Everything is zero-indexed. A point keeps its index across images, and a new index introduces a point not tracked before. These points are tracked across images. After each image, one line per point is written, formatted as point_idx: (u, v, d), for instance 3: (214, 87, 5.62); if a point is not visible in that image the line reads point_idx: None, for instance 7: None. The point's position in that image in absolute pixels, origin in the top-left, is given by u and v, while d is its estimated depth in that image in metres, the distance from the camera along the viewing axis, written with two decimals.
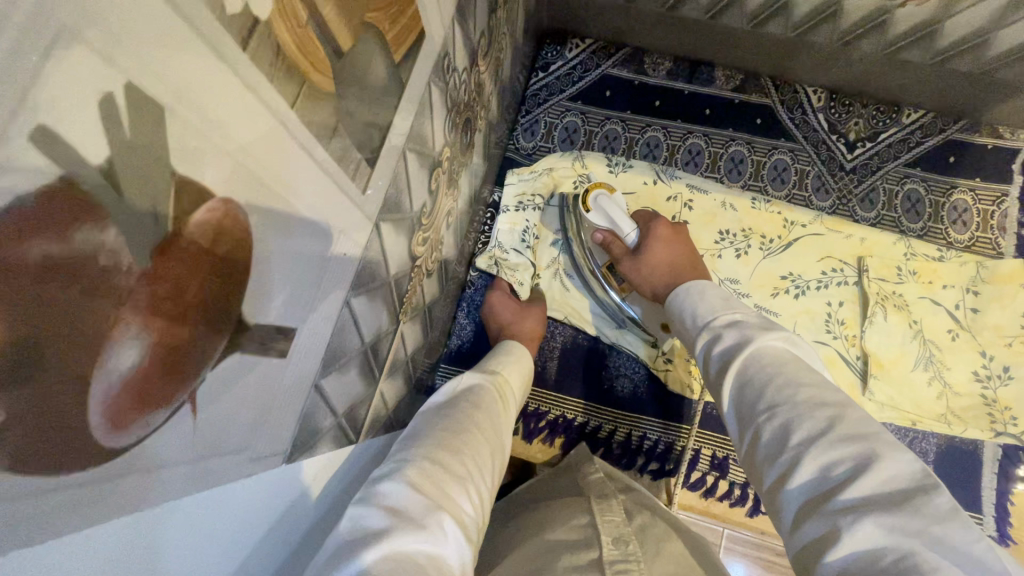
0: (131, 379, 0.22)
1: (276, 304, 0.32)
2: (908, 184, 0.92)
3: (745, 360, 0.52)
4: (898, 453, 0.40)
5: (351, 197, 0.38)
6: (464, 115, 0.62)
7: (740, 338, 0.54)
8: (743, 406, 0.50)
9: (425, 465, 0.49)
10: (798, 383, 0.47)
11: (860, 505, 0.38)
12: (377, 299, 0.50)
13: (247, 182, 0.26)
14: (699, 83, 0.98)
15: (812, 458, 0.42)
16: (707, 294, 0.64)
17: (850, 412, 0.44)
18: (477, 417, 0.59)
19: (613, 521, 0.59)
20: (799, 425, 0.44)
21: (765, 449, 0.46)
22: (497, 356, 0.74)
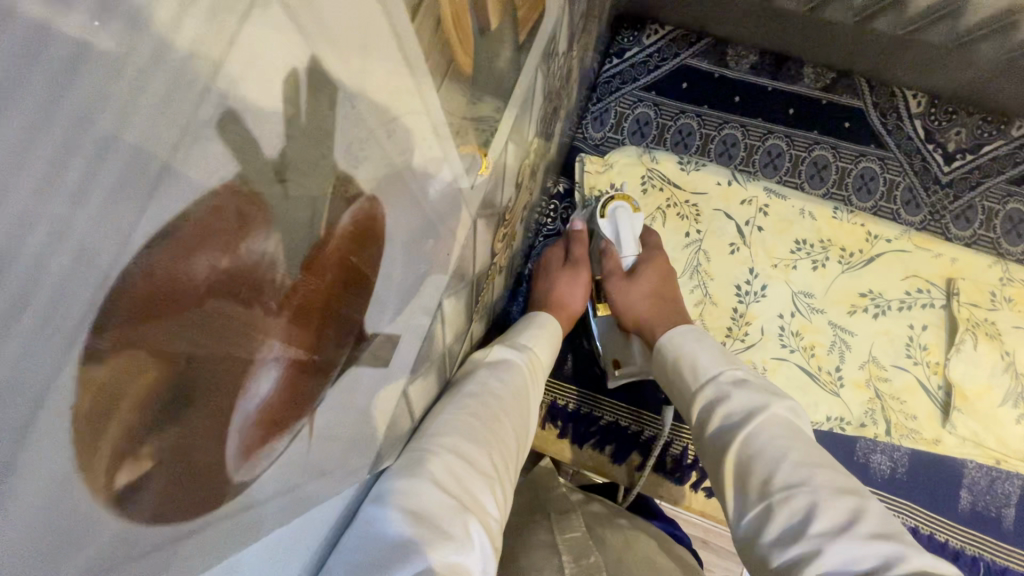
0: (271, 402, 0.19)
1: (389, 309, 0.29)
2: (1011, 202, 0.84)
3: (751, 431, 0.50)
4: (920, 553, 0.40)
5: (462, 191, 0.34)
6: (553, 104, 0.58)
7: (751, 402, 0.53)
8: (747, 482, 0.48)
9: (450, 459, 0.45)
10: (812, 462, 0.47)
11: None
12: (461, 297, 0.46)
13: (391, 174, 0.23)
14: (784, 80, 0.91)
15: (836, 552, 0.40)
16: (706, 339, 0.62)
17: (873, 508, 0.43)
18: (506, 407, 0.55)
19: (575, 539, 0.58)
20: (821, 513, 0.43)
21: (781, 533, 0.44)
22: (529, 329, 0.69)
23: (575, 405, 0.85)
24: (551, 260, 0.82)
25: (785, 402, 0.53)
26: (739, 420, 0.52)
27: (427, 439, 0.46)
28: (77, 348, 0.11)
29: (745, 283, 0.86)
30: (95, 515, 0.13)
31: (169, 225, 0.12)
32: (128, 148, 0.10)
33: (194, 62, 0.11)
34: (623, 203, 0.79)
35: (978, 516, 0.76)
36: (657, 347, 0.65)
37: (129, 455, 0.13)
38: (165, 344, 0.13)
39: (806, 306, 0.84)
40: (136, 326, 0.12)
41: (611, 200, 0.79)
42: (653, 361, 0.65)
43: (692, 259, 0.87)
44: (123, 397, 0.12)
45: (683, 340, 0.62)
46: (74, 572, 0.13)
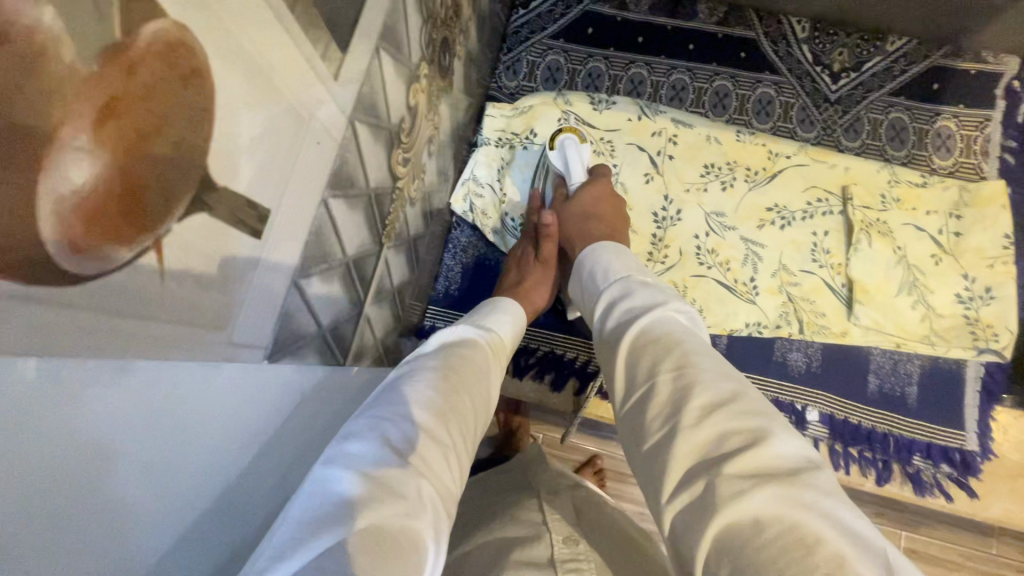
0: (85, 201, 0.22)
1: (247, 171, 0.31)
2: (893, 112, 0.91)
3: (647, 323, 0.50)
4: (790, 434, 0.40)
5: (322, 80, 0.37)
6: (441, 33, 0.61)
7: (653, 303, 0.52)
8: (637, 368, 0.47)
9: (406, 428, 0.44)
10: (696, 354, 0.46)
11: (753, 471, 0.37)
12: (357, 208, 0.49)
13: (200, 12, 0.25)
14: (682, 17, 0.97)
15: (710, 426, 0.40)
16: (620, 254, 0.61)
17: (749, 394, 0.43)
18: (468, 381, 0.54)
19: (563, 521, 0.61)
20: (699, 390, 0.42)
21: (659, 408, 0.43)
22: (488, 312, 0.68)
23: None
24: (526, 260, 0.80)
25: (688, 311, 0.52)
26: (638, 312, 0.52)
27: (382, 412, 0.46)
28: None
29: (661, 210, 0.91)
30: None
31: None
32: None
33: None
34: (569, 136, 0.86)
35: (885, 396, 0.83)
36: (579, 262, 0.65)
37: None
38: None
39: (719, 225, 0.90)
40: None
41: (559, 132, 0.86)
42: (571, 282, 0.65)
43: None
44: None
45: (599, 254, 0.63)
46: None
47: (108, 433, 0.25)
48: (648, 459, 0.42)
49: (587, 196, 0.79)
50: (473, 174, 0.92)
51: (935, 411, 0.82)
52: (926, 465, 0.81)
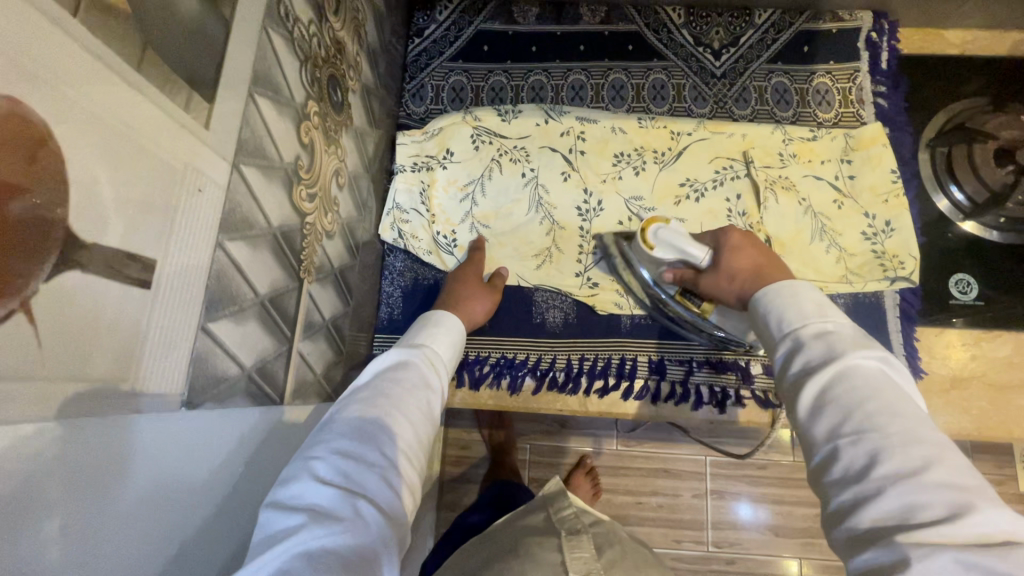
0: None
1: (117, 226, 0.33)
2: (774, 77, 0.99)
3: (832, 374, 0.51)
4: (991, 506, 0.41)
5: (188, 129, 0.39)
6: (325, 71, 0.63)
7: (830, 354, 0.53)
8: (816, 424, 0.50)
9: (337, 458, 0.49)
10: (891, 411, 0.47)
11: (940, 544, 0.39)
12: (262, 248, 0.50)
13: (33, 84, 0.27)
14: (568, 22, 1.02)
15: (898, 494, 0.42)
16: (800, 299, 0.59)
17: (945, 459, 0.44)
18: (398, 397, 0.57)
19: (581, 558, 0.66)
20: (887, 458, 0.44)
21: (842, 472, 0.46)
22: (419, 330, 0.71)
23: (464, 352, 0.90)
24: (468, 281, 0.86)
25: (875, 354, 0.52)
26: (816, 367, 0.52)
27: (314, 449, 0.50)
28: None
29: (583, 203, 0.94)
30: None
31: None
32: None
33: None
34: (659, 225, 0.79)
35: None
36: (752, 302, 0.65)
37: None
38: None
39: (639, 208, 0.94)
40: None
41: (648, 228, 0.79)
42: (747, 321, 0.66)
43: (534, 196, 0.95)
44: None
45: (772, 297, 0.61)
46: None
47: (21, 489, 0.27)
48: (828, 518, 0.46)
49: (726, 261, 0.73)
50: (397, 202, 0.94)
51: (865, 344, 0.87)
52: None
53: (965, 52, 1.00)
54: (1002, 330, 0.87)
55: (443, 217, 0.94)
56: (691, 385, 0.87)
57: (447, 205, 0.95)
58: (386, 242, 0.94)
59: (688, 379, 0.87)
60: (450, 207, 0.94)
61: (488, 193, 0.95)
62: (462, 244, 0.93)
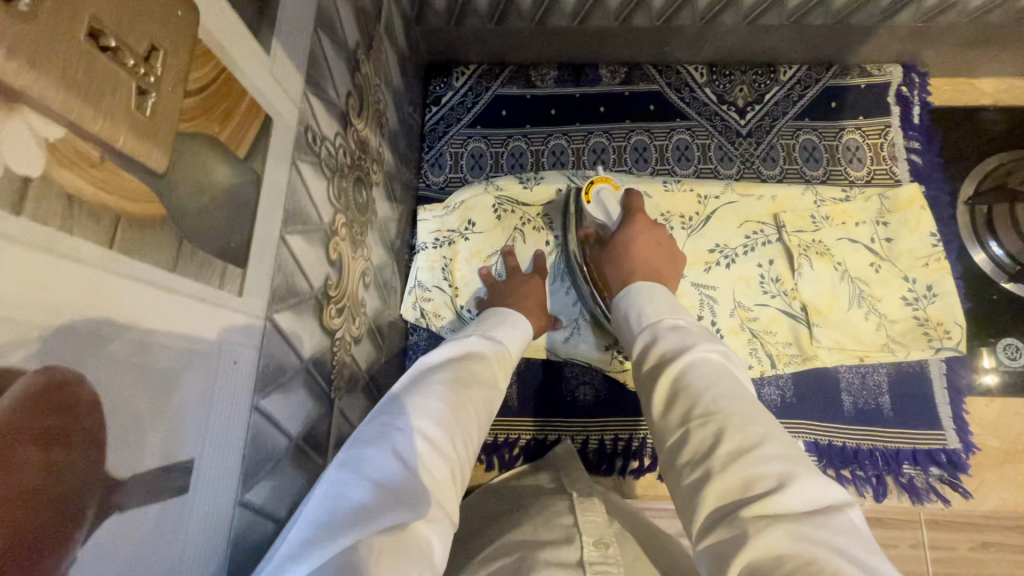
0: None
1: (154, 446, 0.30)
2: (802, 135, 0.96)
3: (685, 364, 0.52)
4: (812, 475, 0.42)
5: (223, 305, 0.36)
6: (352, 175, 0.61)
7: (682, 346, 0.54)
8: (670, 413, 0.50)
9: (415, 437, 0.47)
10: (730, 395, 0.48)
11: (774, 515, 0.39)
12: (294, 388, 0.48)
13: (69, 343, 0.24)
14: (587, 84, 1.00)
15: (737, 468, 0.42)
16: (656, 299, 0.62)
17: (773, 434, 0.45)
18: (471, 392, 0.55)
19: (595, 520, 0.55)
20: (729, 434, 0.45)
21: (691, 454, 0.46)
22: (492, 320, 0.69)
23: (493, 435, 0.87)
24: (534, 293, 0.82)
25: (716, 346, 0.54)
26: (668, 361, 0.54)
27: (391, 419, 0.48)
28: None
29: None
30: None
31: None
32: None
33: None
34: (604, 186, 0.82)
35: (861, 412, 0.85)
36: (613, 305, 0.67)
37: None
38: None
39: None
40: None
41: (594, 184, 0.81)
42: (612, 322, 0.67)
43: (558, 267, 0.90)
44: None
45: (632, 297, 0.64)
46: None
47: None
48: (684, 500, 0.45)
49: (627, 233, 0.74)
50: (419, 279, 0.92)
51: (911, 417, 0.84)
52: (916, 472, 0.82)
53: (998, 102, 0.97)
54: None
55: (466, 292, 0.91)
56: None
57: (470, 278, 0.92)
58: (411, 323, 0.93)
59: None
60: (473, 280, 0.92)
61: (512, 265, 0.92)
62: None
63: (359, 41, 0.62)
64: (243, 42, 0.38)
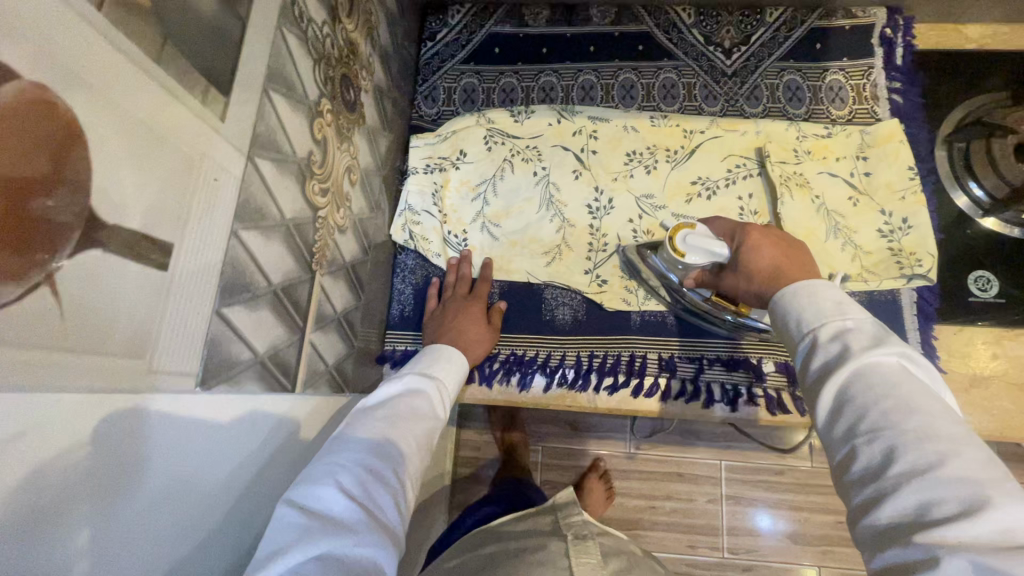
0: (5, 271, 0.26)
1: (136, 210, 0.34)
2: (785, 75, 0.99)
3: (851, 377, 0.48)
4: (1013, 502, 0.39)
5: (204, 121, 0.40)
6: (339, 71, 0.65)
7: (845, 351, 0.49)
8: (836, 426, 0.48)
9: (355, 473, 0.52)
10: (909, 406, 0.45)
11: (957, 544, 0.37)
12: (275, 239, 0.52)
13: (61, 75, 0.28)
14: (578, 24, 1.03)
15: (914, 494, 0.41)
16: (819, 295, 0.55)
17: (964, 454, 0.42)
18: (408, 423, 0.61)
19: (588, 564, 0.68)
20: (903, 456, 0.43)
21: (863, 474, 0.44)
22: (428, 359, 0.74)
23: None
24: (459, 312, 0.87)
25: (893, 346, 0.48)
26: (834, 369, 0.49)
27: (333, 460, 0.53)
28: None
29: (594, 202, 0.95)
30: None
31: None
32: None
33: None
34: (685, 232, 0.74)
35: None
36: (769, 302, 0.60)
37: None
38: None
39: (650, 206, 0.94)
40: None
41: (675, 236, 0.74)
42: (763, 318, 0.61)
43: (545, 194, 0.96)
44: None
45: (790, 293, 0.57)
46: None
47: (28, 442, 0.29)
48: (853, 517, 0.44)
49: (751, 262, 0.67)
50: (409, 203, 0.95)
51: None
52: None
53: (983, 46, 0.98)
54: None
55: (455, 218, 0.96)
56: (702, 382, 0.87)
57: (459, 206, 0.97)
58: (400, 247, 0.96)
59: (699, 377, 0.87)
60: (464, 206, 0.96)
61: (501, 193, 0.96)
62: (472, 245, 0.95)
63: None
64: None
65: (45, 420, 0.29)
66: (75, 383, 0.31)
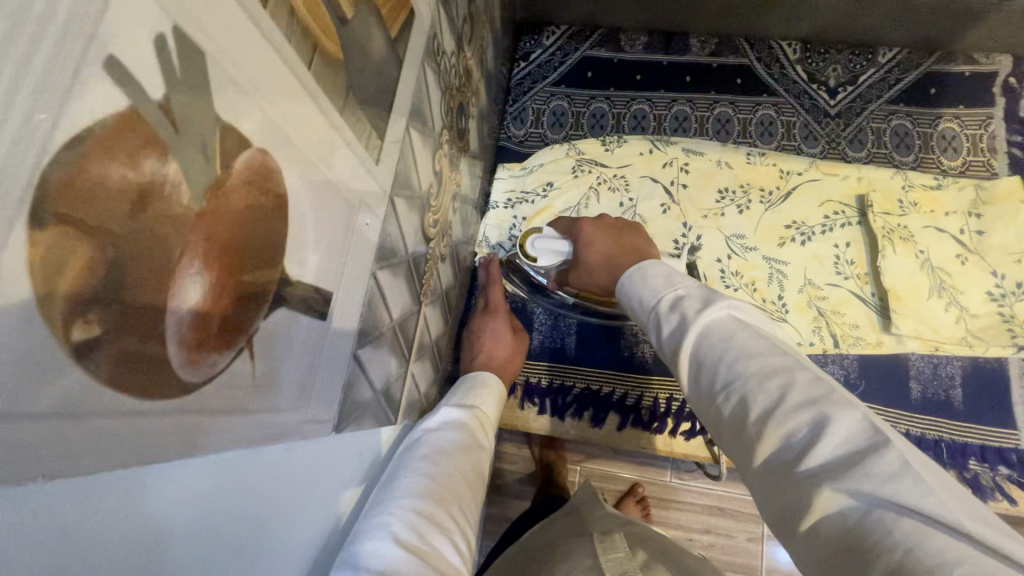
0: (138, 328, 0.21)
1: (312, 264, 0.34)
2: (894, 120, 0.94)
3: (699, 338, 0.46)
4: (845, 408, 0.37)
5: (366, 167, 0.40)
6: (457, 99, 0.65)
7: (683, 319, 0.48)
8: (701, 390, 0.45)
9: (409, 520, 0.47)
10: (749, 351, 0.43)
11: (815, 477, 0.35)
12: (399, 275, 0.52)
13: (277, 138, 0.28)
14: (676, 52, 1.01)
15: (771, 435, 0.38)
16: (649, 275, 0.55)
17: (799, 375, 0.40)
18: (453, 463, 0.56)
19: (615, 559, 0.65)
20: (754, 401, 0.40)
21: (732, 432, 0.42)
22: (461, 389, 0.70)
23: (547, 380, 0.90)
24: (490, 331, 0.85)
25: (720, 300, 0.47)
26: (682, 337, 0.47)
27: (383, 511, 0.48)
28: (46, 216, 0.16)
29: (682, 237, 0.92)
30: (59, 357, 0.17)
31: (80, 135, 0.17)
32: (41, 64, 0.15)
33: (79, 14, 0.16)
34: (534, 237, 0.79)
35: (929, 401, 0.83)
36: (618, 293, 0.60)
37: (79, 317, 0.18)
38: (108, 235, 0.19)
39: (740, 247, 0.91)
40: (81, 211, 0.18)
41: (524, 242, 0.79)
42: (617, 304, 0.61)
43: None
44: (74, 263, 0.17)
45: (631, 283, 0.57)
46: (53, 399, 0.17)
47: (217, 504, 0.29)
48: (744, 477, 0.41)
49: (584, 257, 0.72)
50: (487, 236, 0.95)
51: (982, 413, 0.82)
52: (982, 469, 0.80)
53: None
54: None
55: None
56: None
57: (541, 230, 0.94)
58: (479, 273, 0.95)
59: None
60: None
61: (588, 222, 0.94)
62: None
63: None
64: None
65: (231, 479, 0.30)
66: (211, 443, 0.26)
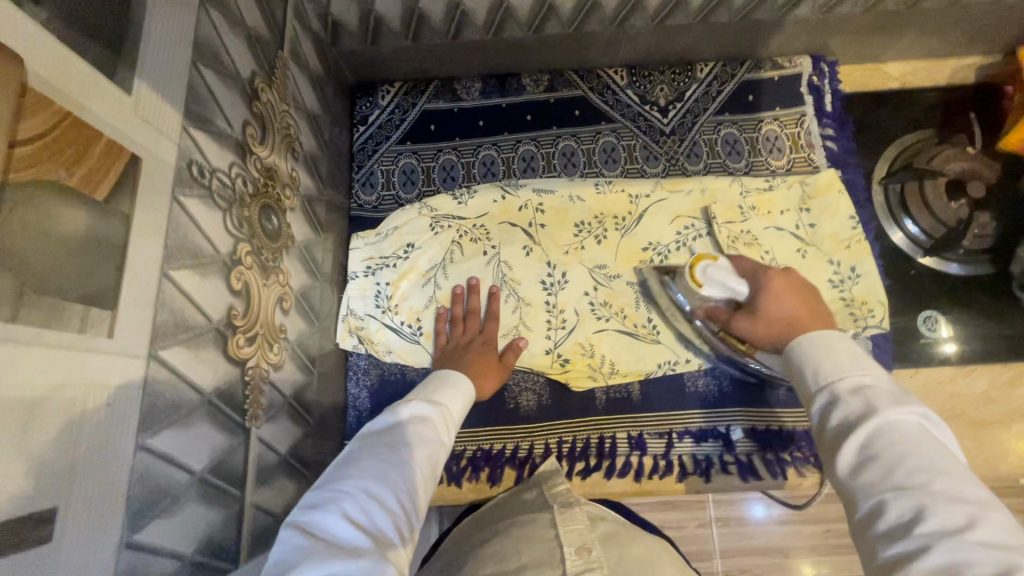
0: None
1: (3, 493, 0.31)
2: (722, 129, 0.99)
3: (881, 427, 0.47)
4: None
5: (89, 348, 0.37)
6: (258, 204, 0.62)
7: (865, 406, 0.49)
8: (861, 479, 0.46)
9: (357, 498, 0.49)
10: (936, 466, 0.43)
11: None
12: (194, 424, 0.48)
13: None
14: (512, 94, 1.02)
15: (946, 550, 0.38)
16: (835, 350, 0.56)
17: (988, 515, 0.40)
18: (415, 451, 0.56)
19: (576, 530, 0.58)
20: (933, 513, 0.41)
21: (889, 532, 0.42)
22: (433, 381, 0.70)
23: None
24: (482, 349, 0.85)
25: (915, 408, 0.48)
26: (858, 422, 0.48)
27: (341, 485, 0.50)
28: None
29: (548, 277, 0.92)
30: None
31: None
32: None
33: None
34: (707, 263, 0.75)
35: None
36: (785, 351, 0.61)
37: None
38: None
39: (604, 277, 0.92)
40: None
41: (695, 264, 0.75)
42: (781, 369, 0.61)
43: (497, 274, 0.92)
44: None
45: (811, 345, 0.58)
46: None
47: None
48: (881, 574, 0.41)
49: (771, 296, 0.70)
50: (351, 308, 0.91)
51: None
52: None
53: (906, 84, 1.00)
54: (978, 364, 0.89)
55: (407, 309, 0.91)
56: (674, 456, 0.85)
57: (410, 293, 0.92)
58: (350, 352, 0.91)
59: (670, 450, 0.86)
60: (416, 296, 0.91)
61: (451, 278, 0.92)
62: (428, 332, 0.90)
63: (255, 70, 0.63)
64: (93, 85, 0.38)
65: None
66: None
